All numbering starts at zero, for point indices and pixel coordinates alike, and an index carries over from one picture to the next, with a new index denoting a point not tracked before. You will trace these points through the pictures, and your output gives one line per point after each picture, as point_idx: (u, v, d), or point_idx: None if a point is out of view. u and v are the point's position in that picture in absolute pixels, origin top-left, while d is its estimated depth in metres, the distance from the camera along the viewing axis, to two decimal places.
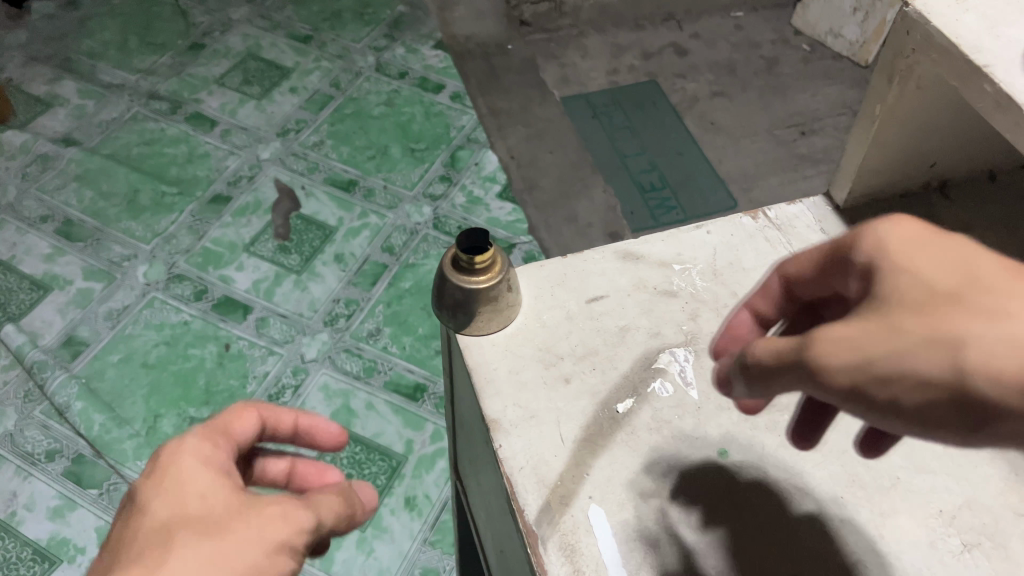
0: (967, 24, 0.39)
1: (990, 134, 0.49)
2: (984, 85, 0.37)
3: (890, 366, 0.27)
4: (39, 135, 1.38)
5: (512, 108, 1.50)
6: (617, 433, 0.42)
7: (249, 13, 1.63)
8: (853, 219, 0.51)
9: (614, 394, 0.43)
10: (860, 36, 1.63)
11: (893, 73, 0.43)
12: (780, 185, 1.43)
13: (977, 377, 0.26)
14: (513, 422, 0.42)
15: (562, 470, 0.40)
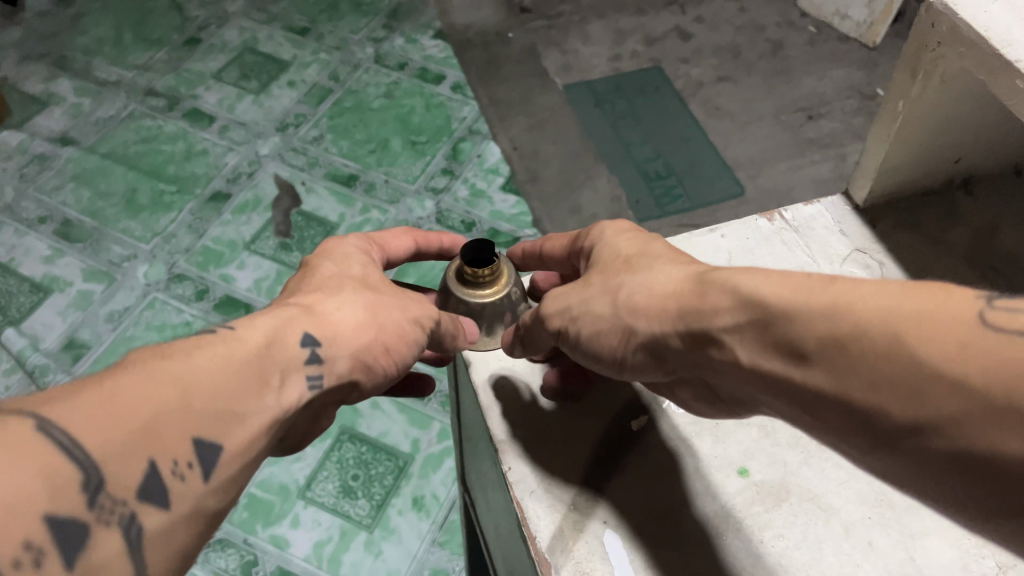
0: (996, 17, 0.40)
1: (1012, 135, 0.53)
2: (1014, 81, 0.38)
3: (602, 307, 0.44)
4: (35, 135, 1.37)
5: (514, 97, 1.48)
6: (631, 454, 0.46)
7: (244, 6, 1.61)
8: (874, 221, 0.56)
9: (624, 413, 0.48)
10: (868, 16, 1.60)
11: (919, 66, 0.46)
12: (788, 170, 1.41)
13: (642, 312, 0.42)
14: (520, 444, 0.47)
15: (575, 493, 0.45)
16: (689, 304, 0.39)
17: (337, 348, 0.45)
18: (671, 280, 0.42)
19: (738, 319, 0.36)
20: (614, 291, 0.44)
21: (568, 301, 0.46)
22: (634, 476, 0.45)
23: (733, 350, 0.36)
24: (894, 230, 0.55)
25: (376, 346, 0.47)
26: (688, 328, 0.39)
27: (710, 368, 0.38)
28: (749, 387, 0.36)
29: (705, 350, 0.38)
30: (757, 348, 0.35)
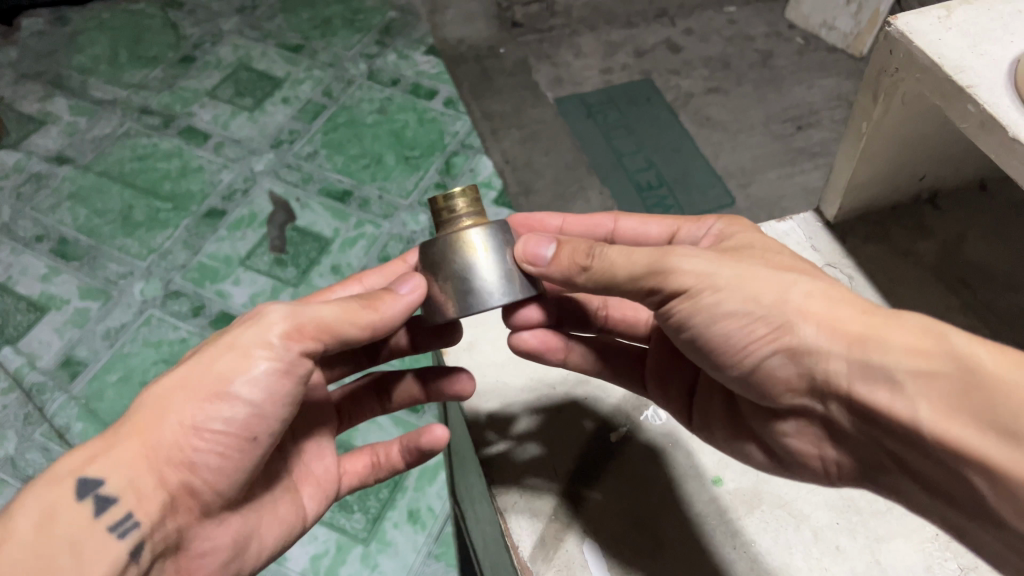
0: (945, 47, 0.54)
1: (963, 155, 0.69)
2: (967, 105, 0.52)
3: (760, 294, 0.44)
4: (32, 154, 1.38)
5: (506, 111, 1.49)
6: (615, 463, 0.55)
7: (239, 23, 1.62)
8: (847, 236, 0.72)
9: (606, 428, 0.57)
10: (855, 27, 1.62)
11: (880, 92, 0.59)
12: (778, 179, 1.42)
13: (815, 318, 0.42)
14: (502, 456, 0.55)
15: (558, 500, 0.53)
16: (868, 334, 0.40)
17: (132, 474, 0.45)
18: (846, 300, 0.43)
19: (923, 375, 0.38)
20: (777, 286, 0.44)
21: (699, 270, 0.45)
22: (614, 482, 0.54)
23: (912, 398, 0.38)
24: (864, 243, 0.71)
25: (180, 441, 0.46)
26: (860, 359, 0.40)
27: (869, 400, 0.40)
28: (907, 434, 0.39)
29: (873, 383, 0.40)
30: (942, 406, 0.37)
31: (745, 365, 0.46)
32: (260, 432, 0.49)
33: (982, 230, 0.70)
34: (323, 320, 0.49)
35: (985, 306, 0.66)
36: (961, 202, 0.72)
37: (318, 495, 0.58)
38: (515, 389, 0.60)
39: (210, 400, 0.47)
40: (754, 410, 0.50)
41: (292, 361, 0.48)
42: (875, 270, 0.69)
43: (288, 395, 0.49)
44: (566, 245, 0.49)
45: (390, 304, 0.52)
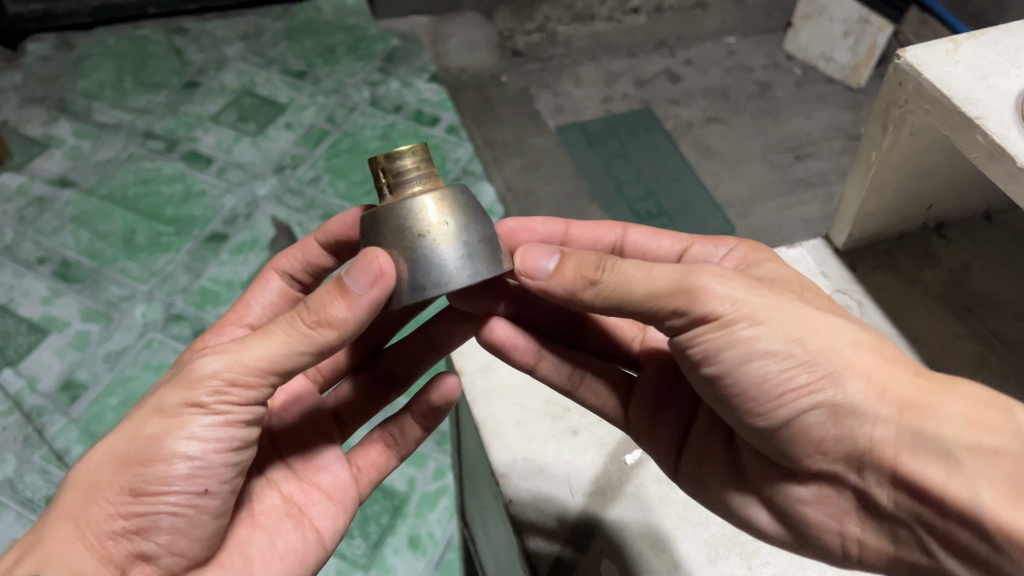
0: (954, 79, 0.58)
1: (969, 186, 0.74)
2: (976, 135, 0.56)
3: (806, 338, 0.44)
4: (35, 177, 1.39)
5: (507, 138, 1.51)
6: (628, 482, 0.60)
7: (243, 50, 1.64)
8: (857, 264, 0.77)
9: (621, 450, 0.62)
10: (852, 59, 1.64)
11: (889, 121, 0.65)
12: (777, 209, 1.43)
13: (872, 376, 0.43)
14: (519, 476, 0.60)
15: (573, 519, 0.58)
16: (923, 405, 0.42)
17: (65, 544, 0.45)
18: (898, 366, 0.44)
19: (985, 453, 0.39)
20: (829, 334, 0.45)
21: (736, 298, 0.45)
22: (628, 505, 0.59)
23: (972, 475, 0.39)
24: (872, 271, 0.76)
25: (109, 509, 0.46)
26: (913, 426, 0.41)
27: (918, 471, 0.41)
28: (953, 511, 0.39)
29: (924, 453, 0.41)
30: (1000, 489, 0.38)
31: (770, 416, 0.46)
32: (211, 486, 0.49)
33: (990, 259, 0.75)
34: (258, 358, 0.47)
35: (991, 332, 0.70)
36: (966, 233, 0.78)
37: (335, 508, 0.60)
38: (532, 410, 0.65)
39: (155, 466, 0.47)
40: (764, 475, 0.51)
41: (227, 410, 0.48)
42: (883, 295, 0.74)
43: (231, 439, 0.49)
44: (570, 259, 0.50)
45: (334, 310, 0.47)
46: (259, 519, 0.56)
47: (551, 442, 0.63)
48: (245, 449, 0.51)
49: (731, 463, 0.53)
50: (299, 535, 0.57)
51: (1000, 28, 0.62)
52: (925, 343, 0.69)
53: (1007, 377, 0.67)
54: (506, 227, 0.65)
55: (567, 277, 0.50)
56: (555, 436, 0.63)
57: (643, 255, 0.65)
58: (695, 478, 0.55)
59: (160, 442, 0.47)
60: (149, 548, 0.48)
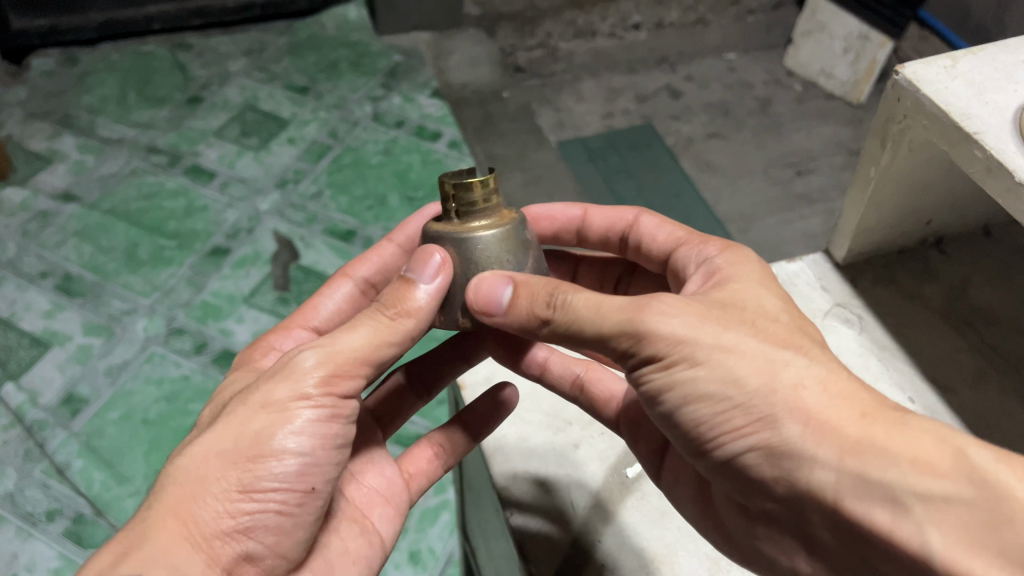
0: (952, 95, 0.59)
1: (967, 202, 0.75)
2: (975, 151, 0.56)
3: (746, 375, 0.45)
4: (38, 192, 1.39)
5: (509, 154, 1.51)
6: (631, 492, 0.62)
7: (246, 65, 1.65)
8: (857, 278, 0.78)
9: (623, 461, 0.64)
10: (852, 75, 1.65)
11: (889, 136, 0.65)
12: (779, 224, 1.43)
13: (817, 417, 0.42)
14: (520, 484, 0.63)
15: (574, 528, 0.60)
16: (868, 449, 0.40)
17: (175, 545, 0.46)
18: (847, 406, 0.43)
19: (933, 501, 0.38)
20: (771, 371, 0.45)
21: (681, 335, 0.46)
22: (630, 516, 0.60)
23: (920, 523, 0.38)
24: (872, 285, 0.77)
25: (217, 510, 0.47)
26: (854, 470, 0.40)
27: (863, 516, 0.40)
28: (904, 558, 0.39)
29: (869, 498, 0.40)
30: (951, 535, 0.37)
31: (716, 452, 0.47)
32: (318, 483, 0.51)
33: (987, 275, 0.76)
34: (353, 353, 0.51)
35: (989, 346, 0.71)
36: (965, 247, 0.79)
37: (393, 513, 0.62)
38: (533, 425, 0.67)
39: (263, 461, 0.49)
40: (731, 514, 0.51)
41: (334, 405, 0.51)
42: (883, 310, 0.75)
43: (337, 435, 0.52)
44: (526, 291, 0.50)
45: (413, 301, 0.51)
46: (332, 522, 0.57)
47: (553, 454, 0.65)
48: (345, 448, 0.53)
49: (701, 488, 0.55)
50: (367, 540, 0.59)
51: (998, 44, 0.63)
52: (926, 362, 0.70)
53: (1003, 393, 0.67)
54: (533, 212, 0.73)
55: (524, 309, 0.50)
56: (557, 450, 0.66)
57: (641, 245, 0.66)
58: (674, 485, 0.57)
59: (264, 439, 0.49)
60: (252, 548, 0.49)
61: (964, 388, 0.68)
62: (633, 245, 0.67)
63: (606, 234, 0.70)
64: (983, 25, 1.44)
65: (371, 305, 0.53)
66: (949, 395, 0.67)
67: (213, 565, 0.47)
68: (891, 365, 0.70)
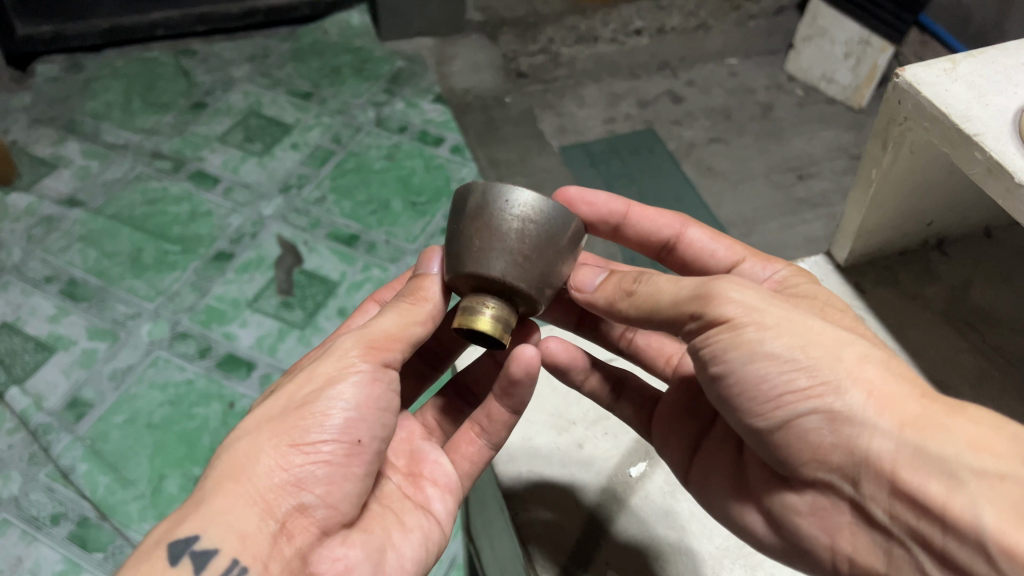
0: (953, 98, 0.59)
1: (968, 203, 0.76)
2: (976, 153, 0.57)
3: (811, 347, 0.49)
4: (43, 197, 1.40)
5: (512, 159, 1.52)
6: (634, 493, 0.68)
7: (250, 71, 1.66)
8: (859, 278, 0.78)
9: (628, 462, 0.70)
10: (854, 80, 1.66)
11: (890, 138, 0.65)
12: (780, 228, 1.44)
13: (878, 395, 0.47)
14: (526, 480, 0.69)
15: (577, 523, 0.66)
16: (926, 425, 0.45)
17: (231, 499, 0.50)
18: (907, 387, 0.48)
19: (987, 477, 0.43)
20: (839, 348, 0.50)
21: (752, 306, 0.51)
22: (628, 514, 0.66)
23: (974, 496, 0.42)
24: (874, 286, 0.78)
25: (273, 469, 0.52)
26: (913, 444, 0.45)
27: (921, 487, 0.44)
28: (955, 526, 0.43)
29: (927, 471, 0.44)
30: (1001, 511, 0.41)
31: (774, 414, 0.51)
32: (364, 438, 0.56)
33: (988, 276, 0.77)
34: (388, 332, 0.59)
35: (991, 347, 0.72)
36: (966, 248, 0.80)
37: (444, 492, 0.65)
38: (538, 424, 0.73)
39: (318, 416, 0.54)
40: (768, 488, 0.57)
41: (373, 371, 0.57)
42: (884, 310, 0.75)
43: (381, 400, 0.57)
44: (611, 281, 0.61)
45: (429, 287, 0.62)
46: (382, 498, 0.61)
47: (557, 452, 0.71)
48: (391, 416, 0.59)
49: (736, 477, 0.60)
50: (423, 513, 0.62)
51: (1000, 45, 0.63)
52: (929, 360, 0.71)
53: (1006, 392, 0.68)
54: (568, 196, 0.72)
55: (606, 291, 0.61)
56: (562, 449, 0.71)
57: (695, 255, 0.72)
58: (703, 485, 0.63)
59: (319, 399, 0.55)
60: (308, 499, 0.53)
61: (966, 388, 0.68)
62: (684, 256, 0.73)
63: (647, 235, 0.74)
64: (983, 31, 1.45)
65: (398, 297, 0.62)
66: (952, 393, 0.68)
67: (266, 516, 0.51)
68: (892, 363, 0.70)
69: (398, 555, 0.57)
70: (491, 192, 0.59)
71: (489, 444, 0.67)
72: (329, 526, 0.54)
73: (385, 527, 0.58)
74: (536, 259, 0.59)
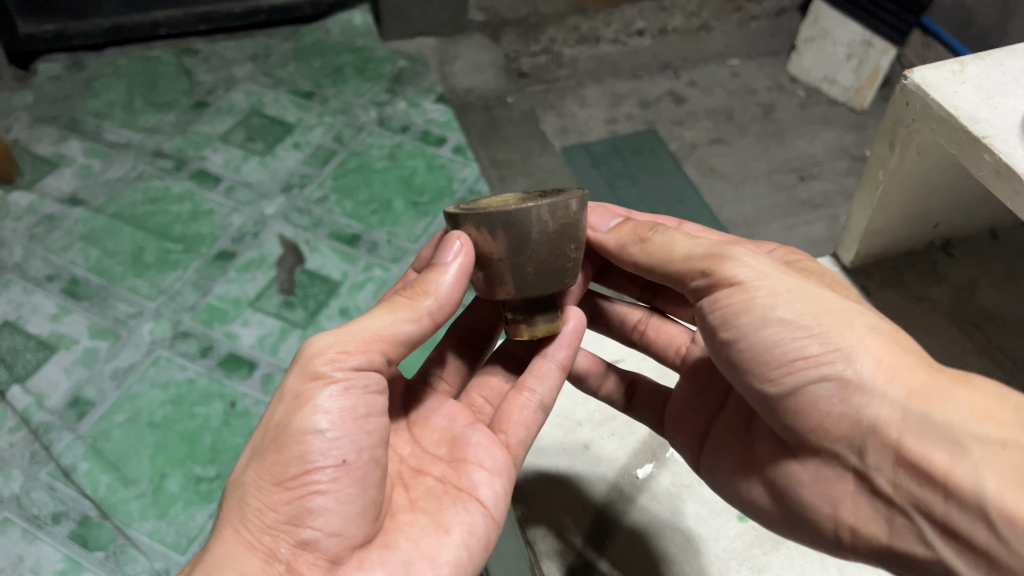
0: (962, 100, 0.59)
1: (973, 206, 0.77)
2: (985, 155, 0.57)
3: (821, 314, 0.52)
4: (45, 195, 1.40)
5: (513, 159, 1.52)
6: (642, 493, 0.69)
7: (252, 70, 1.66)
8: (865, 279, 0.79)
9: (636, 462, 0.71)
10: (855, 81, 1.66)
11: (897, 140, 0.66)
12: (782, 229, 1.44)
13: (885, 364, 0.50)
14: (533, 482, 0.69)
15: (583, 528, 0.66)
16: (932, 394, 0.48)
17: (233, 554, 0.52)
18: (914, 359, 0.51)
19: (991, 445, 0.45)
20: (849, 319, 0.52)
21: (762, 274, 0.55)
22: (638, 514, 0.67)
23: (977, 465, 0.45)
24: (880, 288, 0.78)
25: (266, 514, 0.54)
26: (919, 412, 0.48)
27: (927, 457, 0.47)
28: (959, 494, 0.45)
29: (934, 441, 0.47)
30: (1003, 479, 0.44)
31: (784, 379, 0.53)
32: (349, 456, 0.55)
33: (995, 277, 0.78)
34: (368, 333, 0.57)
35: (997, 348, 0.72)
36: (973, 250, 0.80)
37: (493, 476, 0.62)
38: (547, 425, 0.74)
39: (298, 446, 0.54)
40: (771, 458, 0.59)
41: (348, 379, 0.56)
42: (891, 312, 0.76)
43: (359, 408, 0.56)
44: (627, 224, 0.64)
45: (438, 279, 0.60)
46: (417, 503, 0.61)
47: (564, 453, 0.72)
48: (377, 419, 0.57)
49: (743, 454, 0.62)
50: (462, 507, 0.60)
51: (1008, 48, 0.63)
52: (934, 361, 0.71)
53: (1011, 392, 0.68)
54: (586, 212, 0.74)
55: (622, 236, 0.64)
56: (569, 450, 0.72)
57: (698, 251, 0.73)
58: (713, 466, 0.65)
59: (292, 425, 0.54)
60: (308, 535, 0.54)
61: None
62: None
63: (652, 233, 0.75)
64: (985, 32, 1.45)
65: (397, 292, 0.61)
66: None
67: (270, 560, 0.53)
68: None
69: (429, 564, 0.55)
70: (528, 228, 0.57)
71: (541, 406, 0.66)
72: (338, 553, 0.54)
73: (411, 537, 0.57)
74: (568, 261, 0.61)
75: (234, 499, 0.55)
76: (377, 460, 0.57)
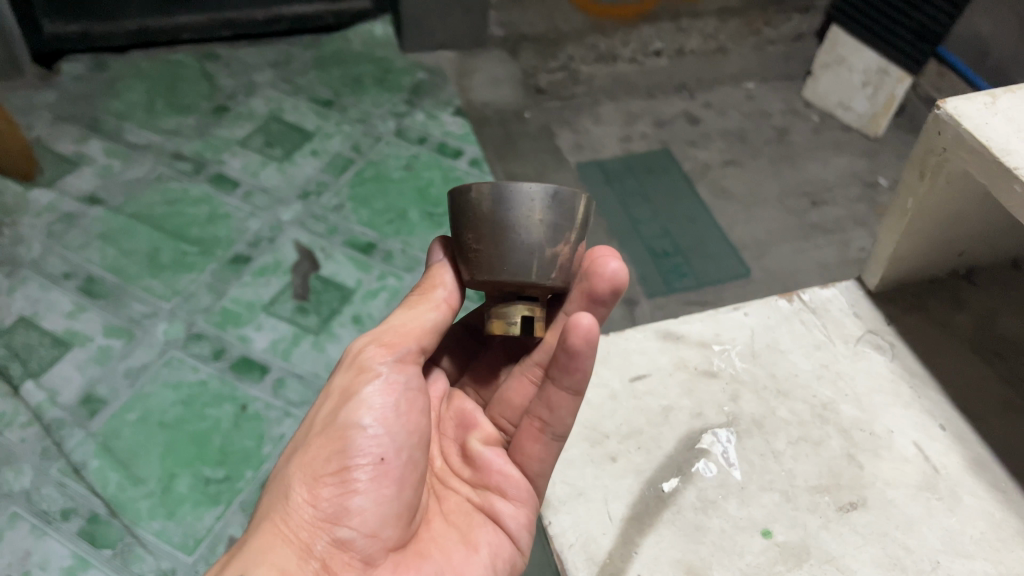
0: (994, 131, 0.60)
1: (999, 237, 0.80)
2: (1016, 186, 0.57)
3: None
4: (63, 194, 1.41)
5: (528, 174, 1.53)
6: (666, 510, 0.68)
7: (272, 77, 1.68)
8: (889, 304, 0.82)
9: (664, 477, 0.70)
10: (870, 108, 1.67)
11: (927, 169, 0.67)
12: (793, 252, 1.45)
13: None
14: (562, 497, 0.69)
15: (610, 546, 0.65)
16: None
17: (269, 542, 0.54)
18: None
19: None
20: None
21: None
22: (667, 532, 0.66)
23: None
24: (904, 314, 0.81)
25: (302, 505, 0.56)
26: None
27: None
28: None
29: None
30: None
31: None
32: (388, 455, 0.58)
33: (1015, 307, 0.81)
34: (398, 328, 0.62)
35: (1018, 378, 0.76)
36: (994, 279, 0.83)
37: (519, 506, 0.64)
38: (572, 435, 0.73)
39: (341, 442, 0.57)
40: None
41: (389, 374, 0.60)
42: (916, 339, 0.79)
43: (399, 406, 0.60)
44: None
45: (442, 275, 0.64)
46: (450, 519, 0.63)
47: (590, 464, 0.71)
48: (416, 420, 0.61)
49: None
50: (491, 529, 0.63)
51: None
52: (958, 392, 0.75)
53: None
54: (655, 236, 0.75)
55: None
56: (595, 462, 0.71)
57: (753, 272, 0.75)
58: None
59: (339, 420, 0.58)
60: (345, 534, 0.55)
61: (991, 418, 0.73)
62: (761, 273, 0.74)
63: None
64: (1001, 65, 1.46)
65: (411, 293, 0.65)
66: (978, 424, 0.73)
67: (305, 556, 0.54)
68: (921, 393, 0.75)
69: None
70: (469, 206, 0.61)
71: (555, 437, 0.63)
72: (372, 555, 0.56)
73: (443, 550, 0.60)
74: (484, 251, 0.61)
75: (272, 491, 0.58)
76: (414, 464, 0.60)
